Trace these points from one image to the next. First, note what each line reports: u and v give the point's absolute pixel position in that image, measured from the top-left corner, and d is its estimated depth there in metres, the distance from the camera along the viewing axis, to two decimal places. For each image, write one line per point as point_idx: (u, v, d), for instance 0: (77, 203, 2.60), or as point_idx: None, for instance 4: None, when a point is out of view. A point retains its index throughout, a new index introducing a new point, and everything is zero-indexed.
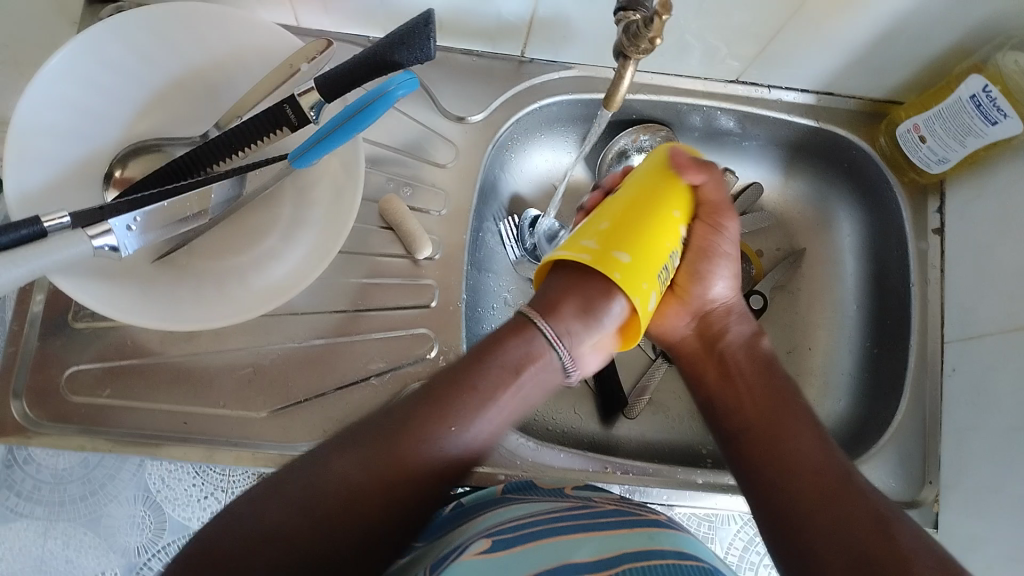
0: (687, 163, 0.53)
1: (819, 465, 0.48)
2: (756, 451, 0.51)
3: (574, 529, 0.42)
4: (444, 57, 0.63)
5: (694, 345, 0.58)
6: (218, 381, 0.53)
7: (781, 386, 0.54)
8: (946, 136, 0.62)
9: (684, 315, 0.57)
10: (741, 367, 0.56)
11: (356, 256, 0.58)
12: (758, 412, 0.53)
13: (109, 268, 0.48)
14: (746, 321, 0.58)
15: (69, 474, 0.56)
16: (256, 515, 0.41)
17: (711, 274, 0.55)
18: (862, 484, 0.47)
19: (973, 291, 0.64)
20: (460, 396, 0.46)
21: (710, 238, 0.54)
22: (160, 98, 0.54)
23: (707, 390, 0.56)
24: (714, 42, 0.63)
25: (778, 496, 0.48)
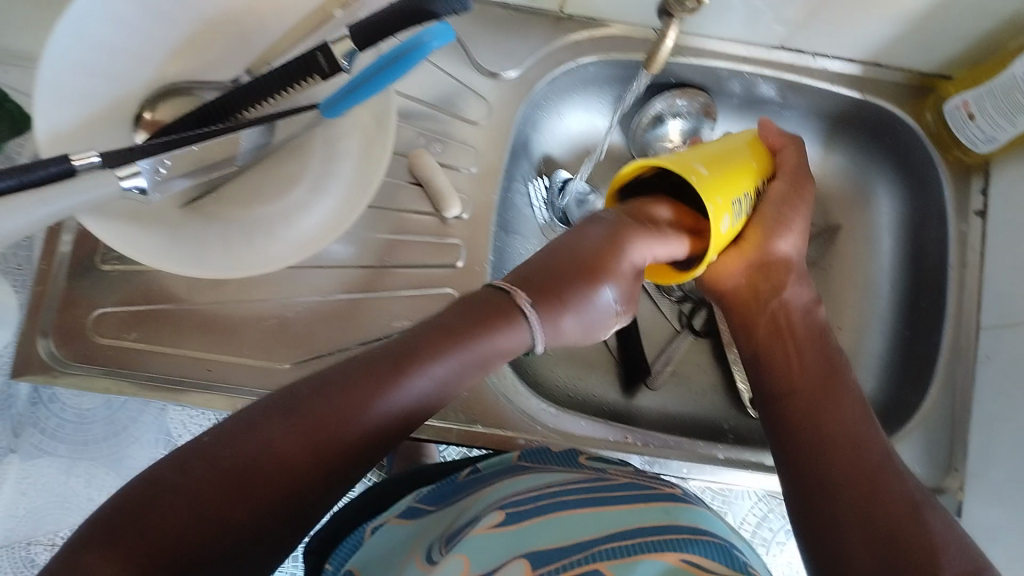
0: (769, 132, 0.55)
1: (860, 437, 0.48)
2: (798, 414, 0.50)
3: (588, 504, 0.42)
4: (480, 10, 0.62)
5: (747, 297, 0.54)
6: (243, 331, 0.53)
7: (834, 356, 0.52)
8: (996, 115, 0.61)
9: (740, 266, 0.53)
10: (793, 329, 0.53)
11: (384, 211, 0.57)
12: (806, 376, 0.51)
13: (138, 211, 0.48)
14: (806, 285, 0.54)
15: (92, 415, 0.59)
16: (172, 491, 0.34)
17: (781, 226, 0.52)
18: (899, 465, 0.47)
19: (1015, 277, 0.62)
20: (410, 367, 0.40)
21: (785, 196, 0.53)
22: (192, 40, 0.52)
23: (755, 344, 0.54)
24: (761, 6, 0.61)
25: (814, 467, 0.47)
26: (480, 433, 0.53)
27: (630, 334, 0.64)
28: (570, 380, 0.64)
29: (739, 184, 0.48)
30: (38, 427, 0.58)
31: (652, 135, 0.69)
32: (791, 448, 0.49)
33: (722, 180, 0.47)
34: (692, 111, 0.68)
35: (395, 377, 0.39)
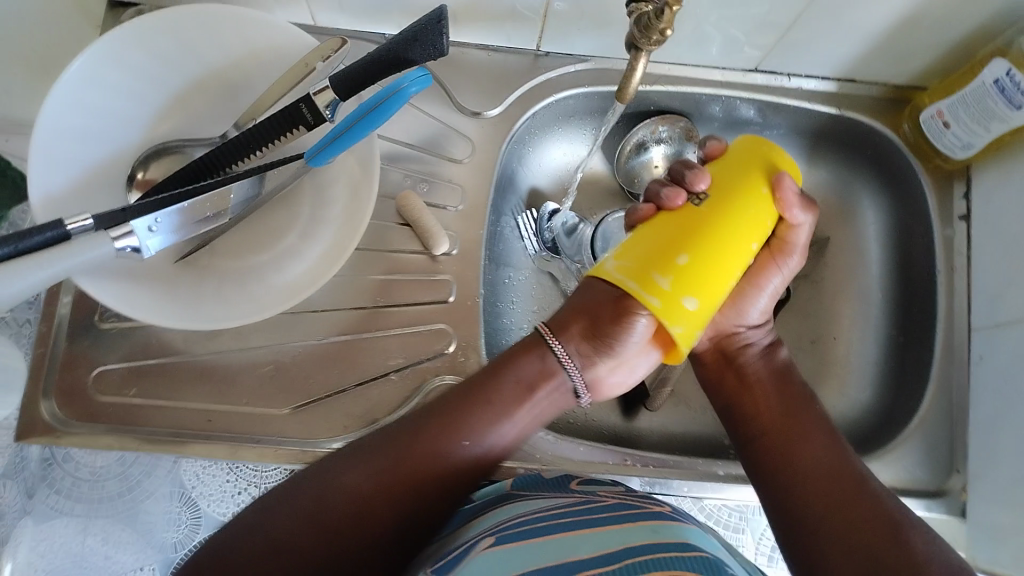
0: (794, 197, 0.49)
1: (834, 468, 0.49)
2: (769, 455, 0.51)
3: (574, 526, 0.42)
4: (459, 53, 0.64)
5: (716, 356, 0.57)
6: (241, 379, 0.54)
7: (801, 397, 0.53)
8: (970, 122, 0.62)
9: (708, 329, 0.56)
10: (756, 378, 0.55)
11: (375, 252, 0.58)
12: (773, 417, 0.52)
13: (132, 268, 0.49)
14: (766, 334, 0.57)
15: (108, 472, 0.57)
16: (264, 525, 0.43)
17: (750, 304, 0.55)
18: (876, 488, 0.48)
19: (1001, 278, 0.62)
20: (472, 410, 0.48)
21: (763, 270, 0.54)
22: (182, 101, 0.55)
23: (725, 397, 0.56)
24: (733, 31, 0.62)
25: (790, 503, 0.48)
26: (479, 465, 0.54)
27: None
28: (570, 406, 0.64)
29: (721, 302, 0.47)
30: (52, 487, 0.56)
31: (637, 161, 0.71)
32: (767, 489, 0.50)
33: (705, 313, 0.46)
34: (674, 135, 0.70)
35: (451, 421, 0.48)
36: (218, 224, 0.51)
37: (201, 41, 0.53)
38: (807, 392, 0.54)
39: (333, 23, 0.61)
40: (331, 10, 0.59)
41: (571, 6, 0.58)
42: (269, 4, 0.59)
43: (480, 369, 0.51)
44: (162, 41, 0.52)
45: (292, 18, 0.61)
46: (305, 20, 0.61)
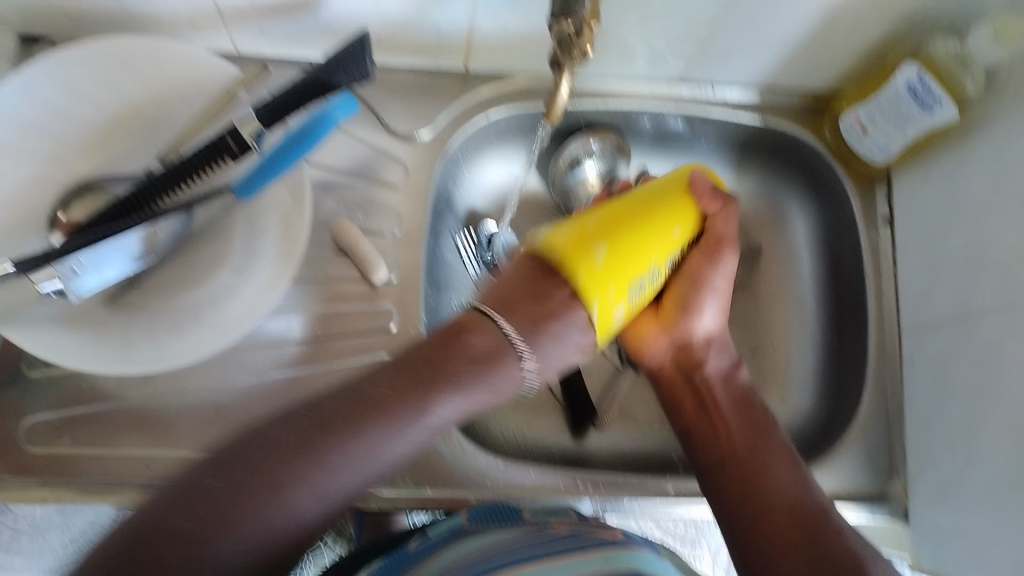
0: (706, 193, 0.55)
1: (796, 501, 0.48)
2: (733, 486, 0.50)
3: (530, 560, 0.42)
4: (385, 74, 0.63)
5: (672, 373, 0.57)
6: (180, 423, 0.52)
7: (762, 423, 0.53)
8: (886, 125, 0.64)
9: (663, 341, 0.56)
10: (718, 403, 0.54)
11: (312, 284, 0.57)
12: (735, 445, 0.52)
13: (61, 315, 0.48)
14: (725, 353, 0.56)
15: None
16: (172, 521, 0.36)
17: (696, 302, 0.55)
18: (838, 522, 0.47)
19: (926, 277, 0.65)
20: (414, 392, 0.43)
21: (702, 267, 0.55)
22: (101, 137, 0.53)
23: (685, 420, 0.55)
24: (658, 45, 0.64)
25: (753, 536, 0.48)
26: (430, 496, 0.54)
27: (571, 377, 0.65)
28: (518, 428, 0.64)
29: (635, 270, 0.48)
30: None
31: (571, 177, 0.71)
32: (730, 523, 0.50)
33: (618, 270, 0.47)
34: (606, 150, 0.70)
35: (390, 415, 0.42)
36: (145, 258, 0.50)
37: (119, 75, 0.52)
38: (768, 418, 0.54)
39: (255, 49, 0.60)
40: (251, 36, 0.58)
41: (496, 23, 0.58)
42: (187, 33, 0.57)
43: (424, 343, 0.45)
44: (75, 76, 0.51)
45: (211, 45, 0.59)
46: (225, 47, 0.59)
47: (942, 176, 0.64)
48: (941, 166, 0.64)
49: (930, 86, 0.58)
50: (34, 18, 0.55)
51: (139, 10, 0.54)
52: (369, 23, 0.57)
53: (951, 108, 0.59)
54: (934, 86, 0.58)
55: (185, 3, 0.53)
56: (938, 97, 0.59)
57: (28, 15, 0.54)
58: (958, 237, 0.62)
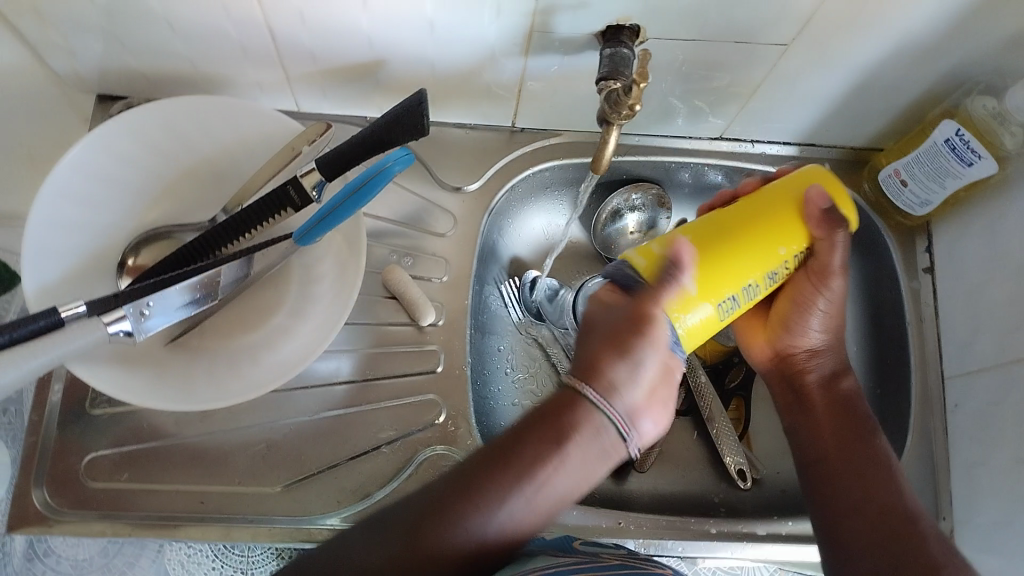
0: (817, 203, 0.47)
1: (887, 505, 0.49)
2: (827, 484, 0.52)
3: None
4: (437, 131, 0.66)
5: (773, 371, 0.58)
6: (233, 459, 0.54)
7: (862, 426, 0.54)
8: (925, 179, 0.65)
9: (767, 349, 0.57)
10: (816, 404, 0.55)
11: (362, 325, 0.59)
12: (828, 445, 0.53)
13: (126, 352, 0.50)
14: (834, 355, 0.56)
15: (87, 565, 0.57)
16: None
17: (799, 319, 0.53)
18: (929, 528, 0.48)
19: (968, 327, 0.65)
20: (498, 468, 0.40)
21: (805, 296, 0.52)
22: (171, 188, 0.57)
23: (788, 417, 0.57)
24: (700, 104, 0.66)
25: (837, 532, 0.50)
26: None
27: None
28: None
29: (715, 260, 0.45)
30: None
31: (612, 229, 0.73)
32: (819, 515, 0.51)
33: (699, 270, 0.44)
34: (647, 203, 0.72)
35: (499, 482, 0.40)
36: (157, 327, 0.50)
37: (192, 131, 0.56)
38: (870, 420, 0.54)
39: (315, 108, 0.64)
40: (313, 96, 0.62)
41: (543, 84, 0.61)
42: (254, 93, 0.61)
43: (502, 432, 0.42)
44: (146, 129, 0.54)
45: (276, 104, 0.63)
46: (289, 106, 0.63)
47: (982, 227, 0.64)
48: (979, 217, 0.65)
49: (969, 141, 0.60)
50: (114, 80, 0.59)
51: (210, 70, 0.58)
52: (424, 85, 0.61)
53: (990, 163, 0.60)
54: (972, 140, 0.59)
55: (255, 65, 0.57)
56: (977, 151, 0.60)
57: (106, 76, 0.59)
58: (1001, 287, 0.62)
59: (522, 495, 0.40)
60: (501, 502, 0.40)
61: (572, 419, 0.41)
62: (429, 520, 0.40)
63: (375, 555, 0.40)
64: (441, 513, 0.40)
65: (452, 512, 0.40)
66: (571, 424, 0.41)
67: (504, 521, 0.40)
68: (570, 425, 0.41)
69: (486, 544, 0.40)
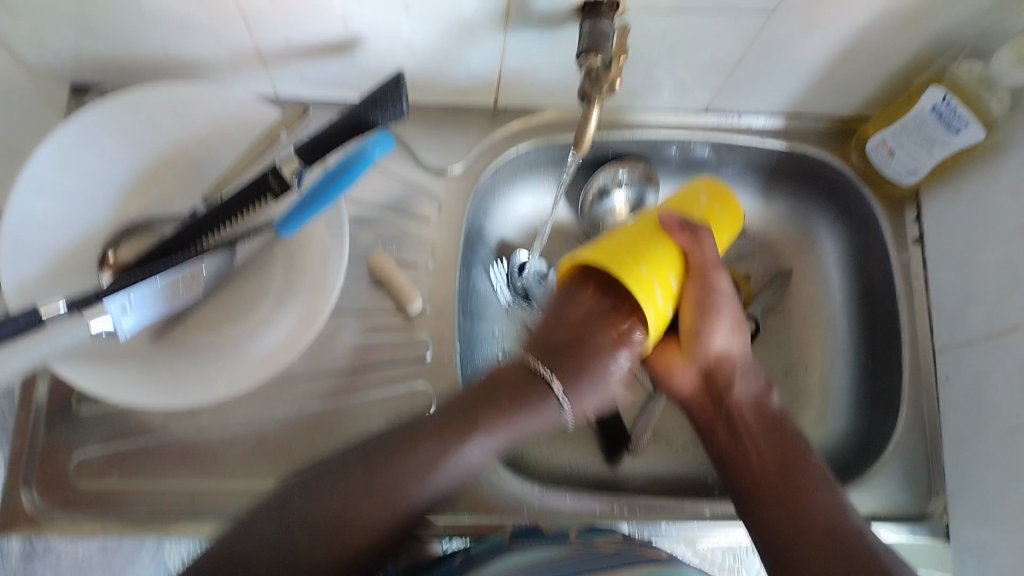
0: (675, 227, 0.53)
1: (832, 527, 0.48)
2: (768, 514, 0.50)
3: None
4: (420, 113, 0.65)
5: (700, 401, 0.56)
6: (224, 455, 0.53)
7: (792, 443, 0.52)
8: (913, 147, 0.64)
9: (690, 371, 0.55)
10: (747, 426, 0.53)
11: (349, 315, 0.59)
12: (768, 475, 0.51)
13: (108, 351, 0.50)
14: (750, 378, 0.55)
15: (90, 560, 0.56)
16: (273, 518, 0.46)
17: (710, 328, 0.53)
18: (873, 545, 0.47)
19: (959, 297, 0.64)
20: (448, 436, 0.48)
21: (705, 297, 0.53)
22: (149, 179, 0.55)
23: (718, 449, 0.54)
24: (685, 76, 0.65)
25: (790, 562, 0.48)
26: (467, 523, 0.54)
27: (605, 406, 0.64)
28: (544, 454, 0.64)
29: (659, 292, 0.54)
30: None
31: (600, 207, 0.73)
32: (765, 547, 0.50)
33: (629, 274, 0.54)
34: (634, 179, 0.72)
35: (444, 440, 0.48)
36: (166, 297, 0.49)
37: (165, 121, 0.55)
38: (799, 439, 0.53)
39: (294, 91, 0.63)
40: (292, 79, 0.61)
41: (525, 61, 0.59)
42: (231, 77, 0.60)
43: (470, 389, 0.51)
44: (119, 120, 0.53)
45: (254, 89, 0.62)
46: (268, 90, 0.62)
47: (972, 195, 0.64)
48: (969, 185, 0.64)
49: (956, 106, 0.59)
50: (87, 71, 0.58)
51: (184, 57, 0.57)
52: (404, 65, 0.59)
53: (977, 129, 0.59)
54: (959, 107, 0.59)
55: (229, 48, 0.56)
56: (963, 118, 0.59)
57: (79, 67, 0.58)
58: (991, 255, 0.61)
59: (465, 450, 0.48)
60: (444, 452, 0.48)
61: (505, 398, 0.50)
62: (363, 473, 0.47)
63: (330, 507, 0.46)
64: (381, 476, 0.47)
65: (386, 475, 0.47)
66: (502, 404, 0.49)
67: (447, 479, 0.48)
68: (502, 404, 0.49)
69: (428, 498, 0.48)
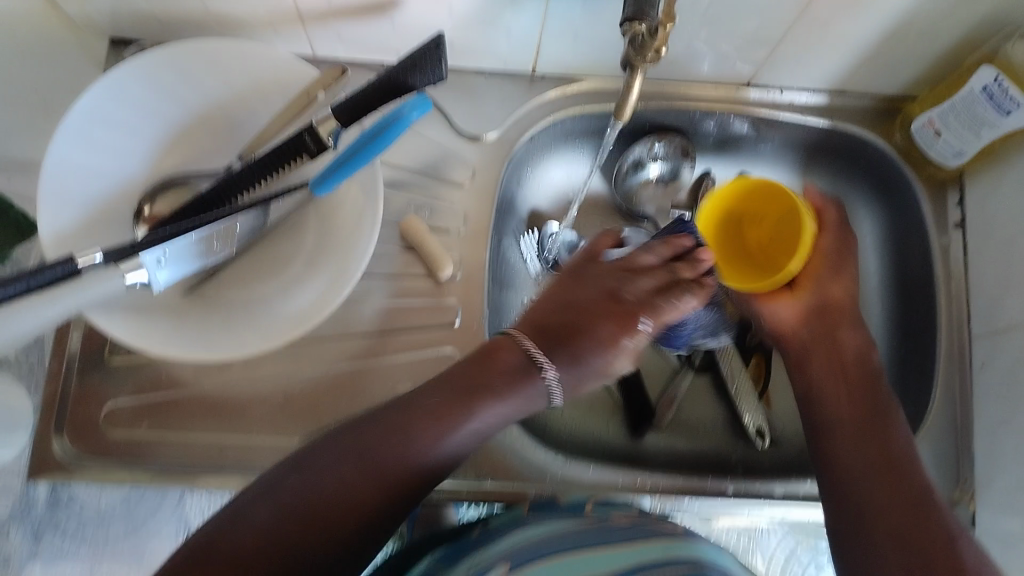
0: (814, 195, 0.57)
1: (906, 469, 0.49)
2: (847, 445, 0.51)
3: (597, 545, 0.46)
4: (457, 78, 0.65)
5: (802, 333, 0.56)
6: (252, 410, 0.54)
7: (884, 395, 0.52)
8: (960, 128, 0.62)
9: (796, 305, 0.56)
10: (847, 367, 0.54)
11: (379, 278, 0.59)
12: (853, 412, 0.52)
13: (141, 301, 0.50)
14: (862, 329, 0.55)
15: (111, 512, 0.55)
16: (260, 508, 0.41)
17: (839, 267, 0.56)
18: (940, 499, 0.48)
19: (999, 283, 0.63)
20: (419, 420, 0.45)
21: (841, 238, 0.57)
22: (186, 136, 0.56)
23: (808, 379, 0.55)
24: (728, 49, 0.63)
25: (850, 490, 0.49)
26: (490, 489, 0.54)
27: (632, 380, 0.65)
28: (568, 423, 0.64)
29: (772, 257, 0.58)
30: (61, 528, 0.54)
31: (633, 179, 0.72)
32: (834, 479, 0.50)
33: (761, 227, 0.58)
34: (671, 152, 0.71)
35: (438, 422, 0.45)
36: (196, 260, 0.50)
37: (202, 77, 0.54)
38: (891, 395, 0.53)
39: (331, 52, 0.63)
40: (330, 40, 0.61)
41: (566, 28, 0.58)
42: (269, 37, 0.60)
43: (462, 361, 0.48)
44: (159, 74, 0.53)
45: (291, 48, 0.62)
46: (305, 50, 0.62)
47: (1019, 179, 0.62)
48: (1017, 169, 0.62)
49: (1008, 88, 0.57)
50: (127, 25, 0.58)
51: (222, 15, 0.57)
52: (443, 29, 0.59)
53: None
54: (1010, 88, 0.57)
55: (270, 8, 0.56)
56: (1014, 99, 0.57)
57: (119, 21, 0.58)
58: None
59: (451, 429, 0.45)
60: (450, 424, 0.45)
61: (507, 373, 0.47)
62: (354, 457, 0.43)
63: (331, 481, 0.42)
64: (384, 437, 0.44)
65: (373, 457, 0.43)
66: (499, 377, 0.47)
67: (456, 446, 0.45)
68: (500, 377, 0.47)
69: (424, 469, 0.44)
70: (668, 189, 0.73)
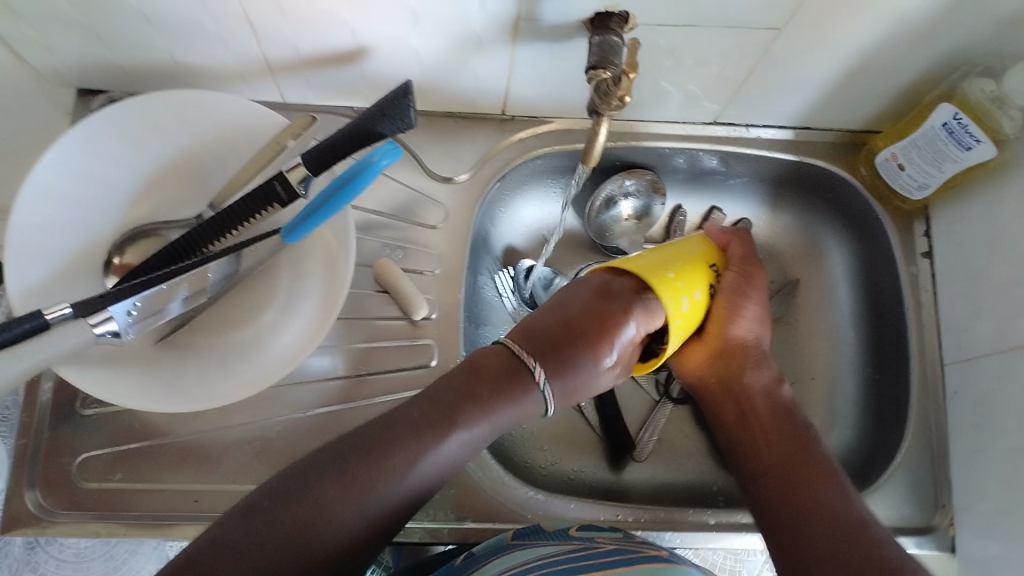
0: (718, 234, 0.59)
1: (836, 512, 0.48)
2: (773, 493, 0.50)
3: (573, 570, 0.44)
4: (427, 121, 0.66)
5: (712, 385, 0.57)
6: (227, 457, 0.54)
7: (803, 431, 0.53)
8: (923, 163, 0.64)
9: (704, 355, 0.58)
10: (758, 414, 0.55)
11: (353, 323, 0.59)
12: (775, 459, 0.52)
13: (113, 354, 0.50)
14: (768, 368, 0.56)
15: (91, 552, 0.62)
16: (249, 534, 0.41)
17: (737, 311, 0.56)
18: (878, 535, 0.47)
19: (968, 312, 0.64)
20: (424, 435, 0.46)
21: (738, 283, 0.56)
22: (155, 183, 0.56)
23: (728, 431, 0.56)
24: (692, 89, 0.65)
25: (787, 536, 0.48)
26: (471, 528, 0.54)
27: (610, 409, 0.65)
28: (549, 459, 0.64)
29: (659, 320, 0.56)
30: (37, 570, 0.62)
31: (606, 215, 0.73)
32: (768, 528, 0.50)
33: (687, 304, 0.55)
34: (642, 188, 0.72)
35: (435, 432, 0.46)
36: (152, 321, 0.49)
37: (173, 128, 0.55)
38: (809, 429, 0.54)
39: (301, 99, 0.64)
40: (299, 87, 0.61)
41: (533, 73, 0.60)
42: (238, 85, 0.61)
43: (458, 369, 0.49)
44: (129, 125, 0.54)
45: (260, 95, 0.63)
46: (275, 97, 0.63)
47: (981, 211, 0.63)
48: (979, 200, 0.64)
49: (967, 125, 0.58)
50: (98, 76, 0.59)
51: (192, 65, 0.57)
52: (412, 75, 0.60)
53: (989, 147, 0.59)
54: (971, 124, 0.58)
55: (237, 57, 0.57)
56: (974, 135, 0.59)
57: (87, 72, 0.58)
58: (1002, 271, 0.61)
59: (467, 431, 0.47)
60: (463, 427, 0.47)
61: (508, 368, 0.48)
62: (355, 472, 0.44)
63: (309, 512, 0.42)
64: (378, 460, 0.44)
65: (352, 477, 0.44)
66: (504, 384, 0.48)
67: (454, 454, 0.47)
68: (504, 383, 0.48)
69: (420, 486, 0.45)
70: (640, 224, 0.74)
